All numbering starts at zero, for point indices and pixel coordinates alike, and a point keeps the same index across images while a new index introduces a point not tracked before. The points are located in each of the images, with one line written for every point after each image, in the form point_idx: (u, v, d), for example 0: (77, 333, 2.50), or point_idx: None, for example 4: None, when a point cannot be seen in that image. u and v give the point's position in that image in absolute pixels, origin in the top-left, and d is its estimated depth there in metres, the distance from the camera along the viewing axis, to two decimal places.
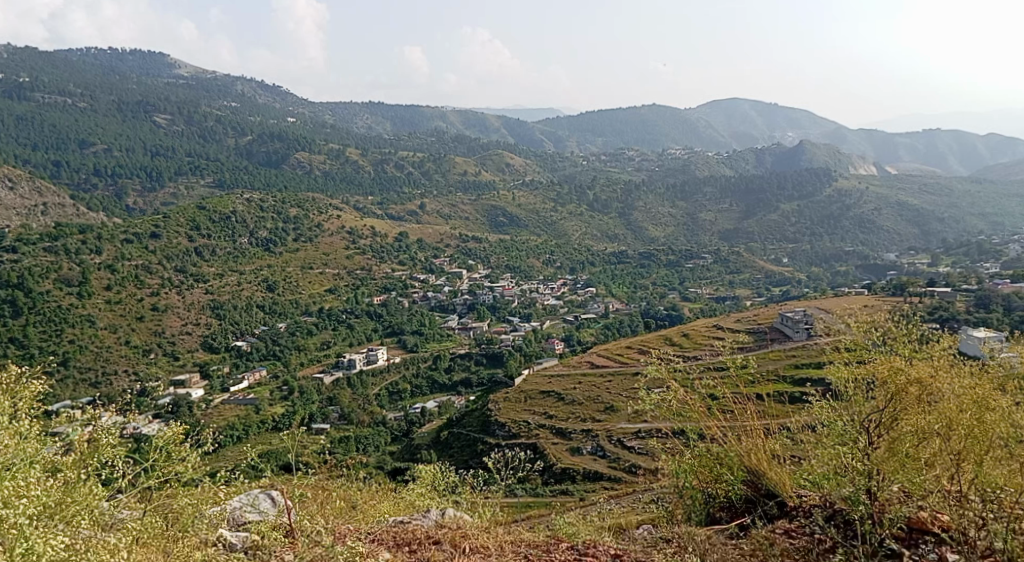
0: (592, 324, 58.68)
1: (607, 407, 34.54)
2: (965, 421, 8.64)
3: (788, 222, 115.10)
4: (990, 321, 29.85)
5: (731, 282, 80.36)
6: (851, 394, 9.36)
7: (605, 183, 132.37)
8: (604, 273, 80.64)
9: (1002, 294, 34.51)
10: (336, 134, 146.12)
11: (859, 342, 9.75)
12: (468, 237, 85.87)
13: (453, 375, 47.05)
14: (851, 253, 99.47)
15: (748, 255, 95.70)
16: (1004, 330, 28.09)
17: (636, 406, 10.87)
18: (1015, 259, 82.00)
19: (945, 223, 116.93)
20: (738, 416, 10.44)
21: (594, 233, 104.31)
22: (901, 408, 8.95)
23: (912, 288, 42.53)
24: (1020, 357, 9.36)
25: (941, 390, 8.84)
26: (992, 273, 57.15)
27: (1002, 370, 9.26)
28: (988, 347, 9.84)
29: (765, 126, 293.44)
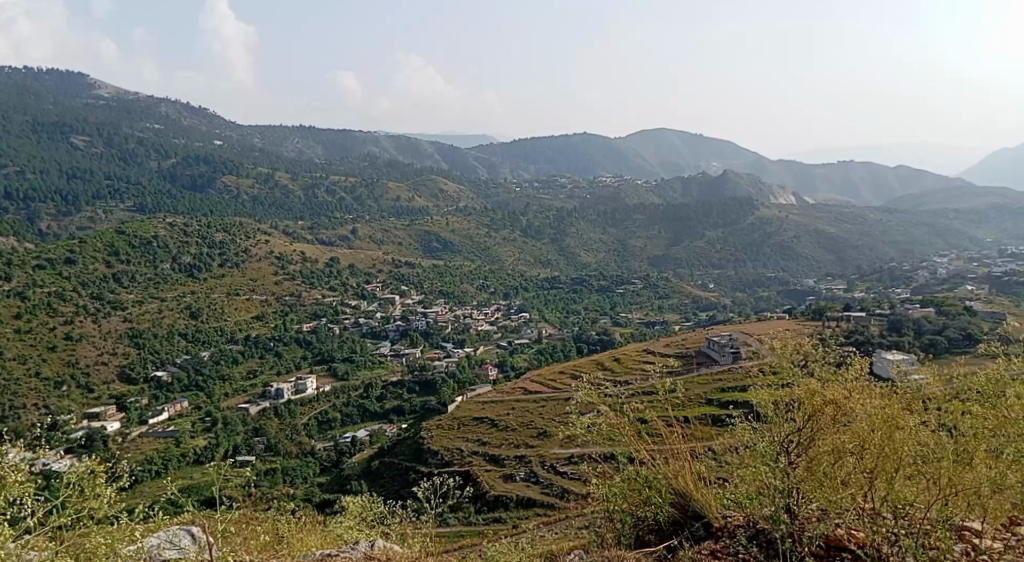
0: (525, 350, 58.85)
1: (540, 432, 34.58)
2: (875, 440, 9.02)
3: (714, 249, 117.83)
4: (903, 344, 31.09)
5: (661, 307, 81.71)
6: (771, 419, 9.60)
7: (538, 209, 133.46)
8: (538, 299, 81.04)
9: (912, 319, 36.01)
10: (264, 158, 143.83)
11: (777, 365, 10.06)
12: (401, 262, 85.41)
13: (384, 403, 46.49)
14: (772, 280, 102.46)
15: (676, 281, 97.54)
16: (914, 353, 29.26)
17: (567, 430, 10.91)
18: (924, 285, 85.80)
19: (861, 250, 121.39)
20: (666, 439, 10.58)
21: (526, 258, 104.78)
22: (817, 428, 9.24)
23: (830, 312, 43.97)
24: (925, 380, 9.86)
25: (854, 411, 9.17)
26: (906, 298, 59.45)
27: (909, 391, 9.66)
28: (898, 369, 10.27)
29: (692, 155, 300.51)
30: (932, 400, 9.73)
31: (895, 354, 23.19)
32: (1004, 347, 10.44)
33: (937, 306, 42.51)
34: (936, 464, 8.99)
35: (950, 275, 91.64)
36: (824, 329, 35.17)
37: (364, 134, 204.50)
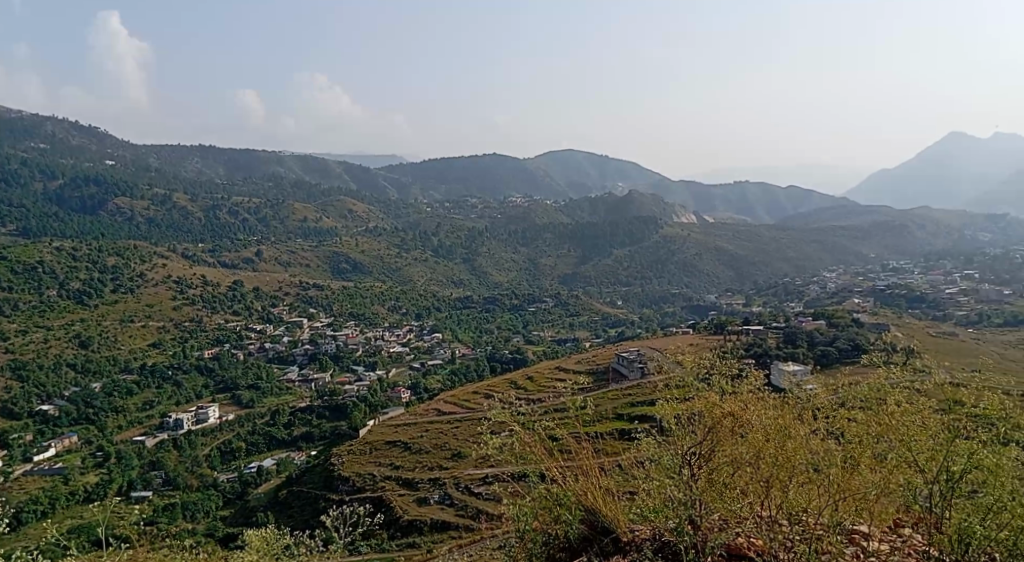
0: (438, 370, 58.40)
1: (454, 454, 34.31)
2: (770, 450, 9.48)
3: (621, 268, 120.17)
4: (797, 355, 32.37)
5: (572, 325, 82.54)
6: (671, 431, 10.05)
7: (448, 229, 133.28)
8: (450, 319, 80.64)
9: (807, 330, 37.56)
10: (161, 179, 138.90)
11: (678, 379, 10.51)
12: (308, 284, 83.68)
13: (292, 430, 45.29)
14: (677, 297, 105.19)
15: (586, 298, 98.85)
16: (807, 363, 30.51)
17: (479, 450, 10.96)
18: (815, 298, 89.85)
19: (758, 266, 126.13)
20: (576, 458, 10.77)
21: (437, 279, 104.31)
22: (717, 439, 9.68)
23: (731, 326, 45.39)
24: (818, 390, 10.46)
25: (751, 424, 9.63)
26: (801, 312, 61.93)
27: (800, 402, 10.23)
28: (790, 380, 10.85)
29: (599, 175, 306.20)
30: (821, 409, 10.41)
31: (795, 363, 24.09)
32: (885, 356, 11.15)
33: (829, 318, 44.47)
34: (826, 472, 9.58)
35: (840, 289, 96.09)
36: (725, 342, 36.23)
37: (267, 155, 200.27)
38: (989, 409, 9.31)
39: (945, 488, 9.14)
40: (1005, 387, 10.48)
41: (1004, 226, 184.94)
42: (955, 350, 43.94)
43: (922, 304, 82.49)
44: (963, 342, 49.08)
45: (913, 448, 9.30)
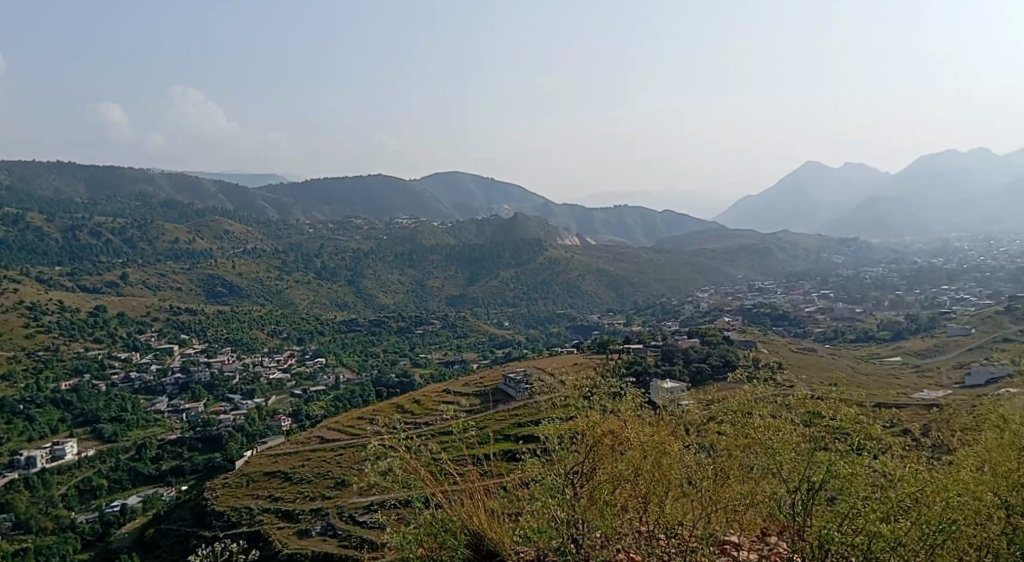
0: (321, 396, 57.02)
1: (337, 482, 33.43)
2: (646, 464, 9.81)
3: (507, 289, 121.17)
4: (674, 373, 33.41)
5: (459, 346, 82.43)
6: (554, 452, 10.35)
7: (332, 250, 130.77)
8: (334, 343, 78.99)
9: (683, 348, 38.92)
10: (16, 198, 130.16)
11: (559, 396, 10.85)
12: (179, 308, 80.09)
13: (161, 465, 43.11)
14: (562, 317, 106.82)
15: (472, 319, 98.96)
16: (684, 380, 31.51)
17: (365, 476, 10.87)
18: (691, 317, 93.18)
19: (638, 287, 129.81)
20: (462, 483, 10.81)
21: (320, 302, 102.02)
22: (597, 458, 9.98)
23: (612, 345, 46.44)
24: (690, 406, 11.03)
25: (626, 444, 9.97)
26: (678, 330, 64.16)
27: (674, 420, 10.73)
28: (664, 399, 11.39)
29: (484, 197, 308.24)
30: (695, 425, 10.89)
31: (676, 381, 24.94)
32: (754, 374, 11.76)
33: (703, 336, 46.19)
34: (698, 486, 10.04)
35: (713, 309, 100.17)
36: (607, 360, 36.95)
37: (135, 173, 191.07)
38: (839, 422, 9.93)
39: (806, 497, 9.59)
40: (860, 399, 11.21)
41: (858, 249, 198.09)
42: (816, 364, 46.55)
43: (786, 322, 87.25)
44: (824, 358, 52.01)
45: (776, 460, 9.79)
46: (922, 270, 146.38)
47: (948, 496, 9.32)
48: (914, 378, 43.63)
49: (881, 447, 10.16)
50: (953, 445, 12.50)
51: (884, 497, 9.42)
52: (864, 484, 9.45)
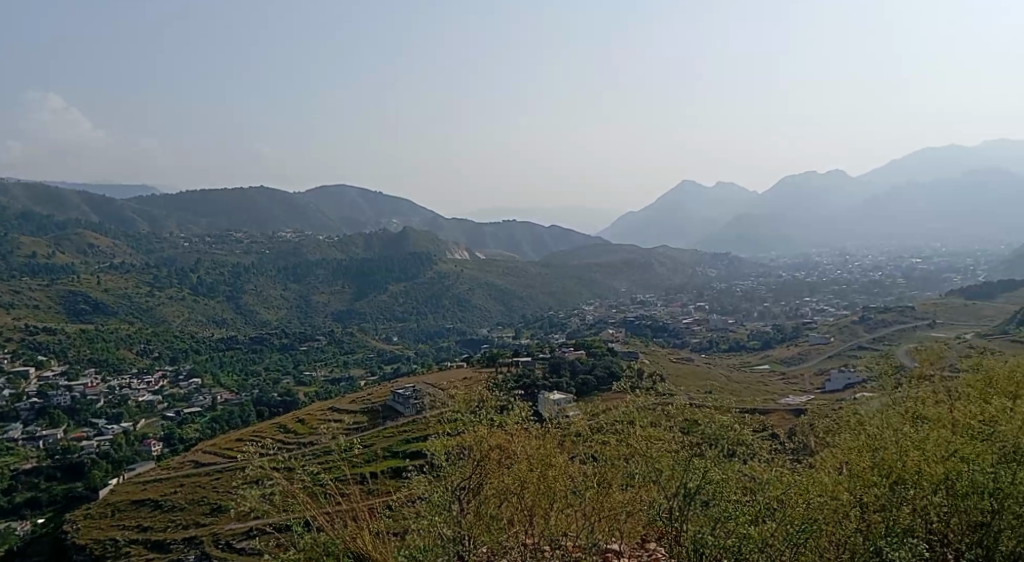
0: (196, 418, 54.62)
1: (214, 508, 32.00)
2: (533, 476, 9.89)
3: (396, 304, 119.92)
4: (561, 384, 33.76)
5: (345, 363, 80.77)
6: (444, 468, 10.43)
7: (209, 265, 125.84)
8: (211, 362, 75.91)
9: (569, 360, 39.43)
10: None
11: (451, 411, 10.95)
12: (38, 328, 75.07)
13: (15, 497, 40.10)
14: (451, 331, 106.47)
15: (359, 335, 97.29)
16: (571, 392, 31.91)
17: (245, 502, 10.47)
18: (576, 330, 94.85)
19: (525, 301, 131.16)
20: (347, 503, 10.60)
21: (196, 319, 97.92)
22: (485, 473, 10.06)
23: (501, 359, 46.55)
24: (575, 421, 11.29)
25: (516, 453, 10.16)
26: (565, 343, 65.19)
27: (561, 432, 10.98)
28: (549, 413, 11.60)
29: (371, 210, 304.26)
30: (582, 437, 11.06)
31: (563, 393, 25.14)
32: (642, 387, 12.10)
33: (588, 348, 47.03)
34: (582, 495, 10.08)
35: (598, 321, 102.27)
36: (496, 374, 36.85)
37: None
38: (715, 427, 10.17)
39: (680, 504, 9.63)
40: (731, 405, 11.59)
41: (732, 264, 207.00)
42: (694, 374, 48.25)
43: (665, 333, 90.13)
44: (702, 367, 53.94)
45: (656, 467, 9.93)
46: (789, 283, 154.46)
47: (812, 493, 9.66)
48: (782, 385, 45.95)
49: (754, 449, 10.54)
50: (813, 446, 13.26)
51: (754, 502, 9.52)
52: (738, 487, 9.60)
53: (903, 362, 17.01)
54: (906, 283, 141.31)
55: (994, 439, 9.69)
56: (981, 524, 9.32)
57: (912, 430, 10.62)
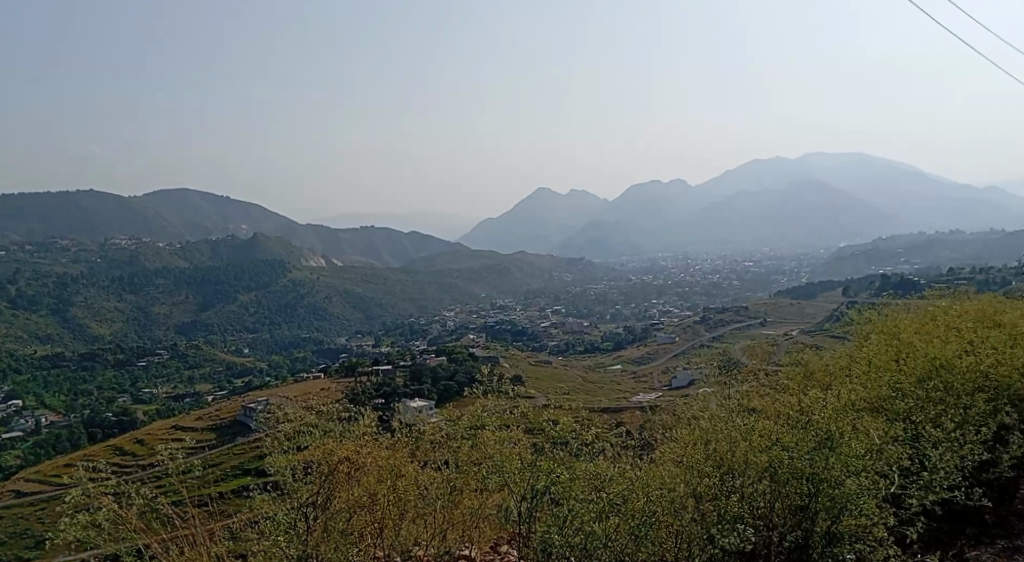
0: (18, 444, 50.19)
1: (39, 540, 29.68)
2: (385, 486, 9.81)
3: (247, 314, 115.48)
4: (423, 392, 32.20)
5: (191, 378, 76.81)
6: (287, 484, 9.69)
7: (32, 276, 116.33)
8: (36, 383, 70.06)
9: (431, 368, 37.61)
10: None
11: (294, 418, 10.20)
12: None
13: None
14: (306, 341, 103.58)
15: (206, 347, 92.76)
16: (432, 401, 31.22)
17: (65, 536, 9.59)
18: (437, 336, 94.98)
19: (381, 309, 130.02)
20: (185, 529, 10.01)
21: (18, 336, 90.16)
22: (332, 486, 9.43)
23: (360, 367, 45.64)
24: (430, 425, 11.46)
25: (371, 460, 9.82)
26: (425, 349, 65.01)
27: (410, 443, 10.61)
28: (404, 423, 11.29)
29: (216, 215, 291.15)
30: (430, 437, 11.17)
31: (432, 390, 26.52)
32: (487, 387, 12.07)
33: (448, 354, 47.20)
34: (435, 502, 10.38)
35: (458, 327, 102.69)
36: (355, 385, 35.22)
37: None
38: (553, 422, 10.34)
39: (533, 504, 9.82)
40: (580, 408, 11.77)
41: (584, 269, 213.43)
42: (552, 376, 49.46)
43: (525, 336, 91.78)
44: (559, 369, 55.38)
45: (507, 469, 9.98)
46: (637, 286, 161.08)
47: (647, 484, 9.70)
48: (633, 383, 47.96)
49: (602, 443, 10.75)
50: (654, 440, 13.64)
51: (599, 497, 9.57)
52: (585, 485, 9.66)
53: (736, 355, 17.78)
54: (742, 285, 150.79)
55: (811, 427, 9.49)
56: (801, 507, 9.26)
57: (739, 420, 10.68)
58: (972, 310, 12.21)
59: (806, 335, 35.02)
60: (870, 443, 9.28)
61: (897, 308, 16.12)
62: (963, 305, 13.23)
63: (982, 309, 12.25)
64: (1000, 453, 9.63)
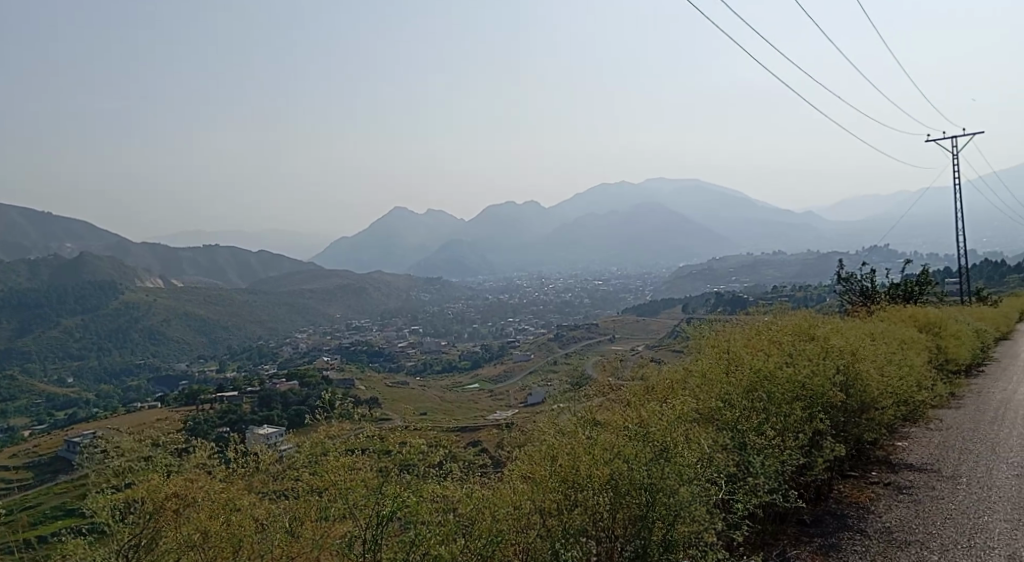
0: None
1: None
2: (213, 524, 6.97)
3: (73, 340, 107.44)
4: (271, 418, 26.78)
5: (4, 412, 70.42)
6: (97, 534, 6.81)
7: None
8: None
9: (281, 393, 35.34)
10: None
11: (127, 449, 7.59)
12: None
13: None
14: (140, 368, 97.41)
15: (23, 378, 85.30)
16: (276, 411, 29.37)
17: None
18: (288, 360, 91.98)
19: (227, 335, 124.99)
20: None
21: None
22: (153, 527, 6.83)
23: (202, 394, 43.37)
24: (282, 452, 8.26)
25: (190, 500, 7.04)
26: (274, 373, 62.79)
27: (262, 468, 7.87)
28: (262, 448, 8.37)
29: (42, 233, 271.10)
30: (283, 471, 7.67)
31: (299, 410, 25.68)
32: (340, 395, 8.77)
33: (300, 377, 45.74)
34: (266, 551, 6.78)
35: (310, 350, 100.06)
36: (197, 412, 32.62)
37: None
38: (395, 436, 7.25)
39: (372, 537, 6.54)
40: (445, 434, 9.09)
41: (440, 289, 213.82)
42: (409, 397, 49.05)
43: (381, 358, 90.73)
44: (415, 390, 54.89)
45: (347, 497, 6.69)
46: (493, 305, 162.84)
47: (491, 502, 7.13)
48: (490, 402, 48.23)
49: (448, 459, 8.12)
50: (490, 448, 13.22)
51: (444, 519, 6.80)
52: (432, 502, 6.76)
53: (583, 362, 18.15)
54: (593, 303, 155.83)
55: (668, 448, 7.79)
56: (639, 518, 7.43)
57: (571, 423, 9.48)
58: (790, 324, 13.14)
59: (656, 349, 36.44)
60: (700, 451, 8.32)
61: (726, 324, 17.12)
62: (781, 322, 14.14)
63: (799, 324, 13.17)
64: (813, 455, 10.19)
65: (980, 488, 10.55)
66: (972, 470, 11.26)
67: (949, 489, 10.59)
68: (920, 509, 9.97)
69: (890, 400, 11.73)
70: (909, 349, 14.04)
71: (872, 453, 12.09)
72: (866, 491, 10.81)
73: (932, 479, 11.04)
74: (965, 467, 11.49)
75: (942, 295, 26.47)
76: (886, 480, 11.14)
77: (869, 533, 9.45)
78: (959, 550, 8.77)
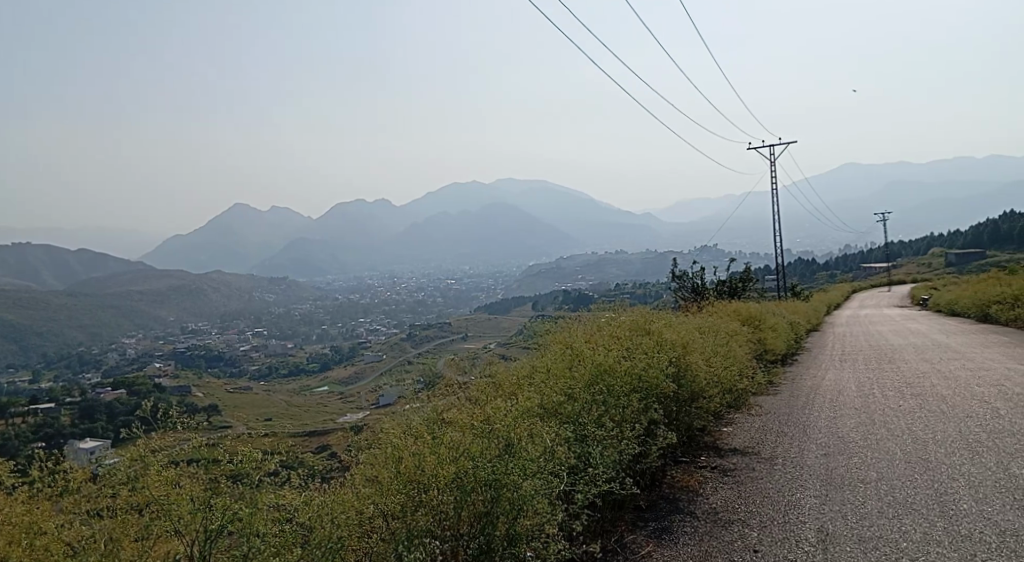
0: None
1: None
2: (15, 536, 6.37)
3: None
4: (92, 430, 23.77)
5: None
6: None
7: None
8: None
9: (104, 403, 32.61)
10: None
11: None
12: None
13: None
14: None
15: None
16: (95, 420, 27.11)
17: None
18: (115, 367, 86.22)
19: (41, 341, 115.73)
20: None
21: None
22: None
23: (10, 404, 39.67)
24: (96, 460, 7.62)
25: None
26: (97, 382, 58.47)
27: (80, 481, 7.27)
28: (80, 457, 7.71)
29: None
30: (97, 487, 6.98)
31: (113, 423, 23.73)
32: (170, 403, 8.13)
33: (128, 385, 42.75)
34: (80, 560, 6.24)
35: (139, 356, 94.31)
36: (12, 420, 29.78)
37: None
38: (225, 445, 6.82)
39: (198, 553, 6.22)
40: (287, 438, 8.73)
41: (284, 290, 207.66)
42: (250, 402, 47.05)
43: (220, 362, 86.91)
44: (255, 395, 52.77)
45: (172, 512, 6.30)
46: (341, 306, 160.01)
47: (330, 507, 6.92)
48: (335, 405, 47.19)
49: (290, 464, 7.77)
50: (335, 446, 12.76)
51: (285, 529, 6.59)
52: (267, 516, 6.50)
53: (431, 360, 17.99)
54: (441, 302, 156.23)
55: (510, 449, 7.83)
56: (483, 513, 7.49)
57: (416, 422, 9.31)
58: (628, 320, 13.64)
59: (501, 347, 36.68)
60: (542, 446, 8.46)
61: (572, 320, 17.44)
62: (622, 317, 14.65)
63: (635, 319, 13.73)
64: (649, 443, 10.71)
65: (793, 467, 11.42)
66: (786, 451, 12.18)
67: (766, 470, 11.41)
68: (741, 490, 10.67)
69: (714, 389, 12.50)
70: (733, 342, 14.92)
71: (702, 439, 12.83)
72: (695, 475, 11.44)
73: (752, 461, 11.85)
74: (781, 448, 12.39)
75: (763, 290, 28.37)
76: (714, 464, 11.84)
77: (696, 514, 10.02)
78: (773, 527, 9.41)
